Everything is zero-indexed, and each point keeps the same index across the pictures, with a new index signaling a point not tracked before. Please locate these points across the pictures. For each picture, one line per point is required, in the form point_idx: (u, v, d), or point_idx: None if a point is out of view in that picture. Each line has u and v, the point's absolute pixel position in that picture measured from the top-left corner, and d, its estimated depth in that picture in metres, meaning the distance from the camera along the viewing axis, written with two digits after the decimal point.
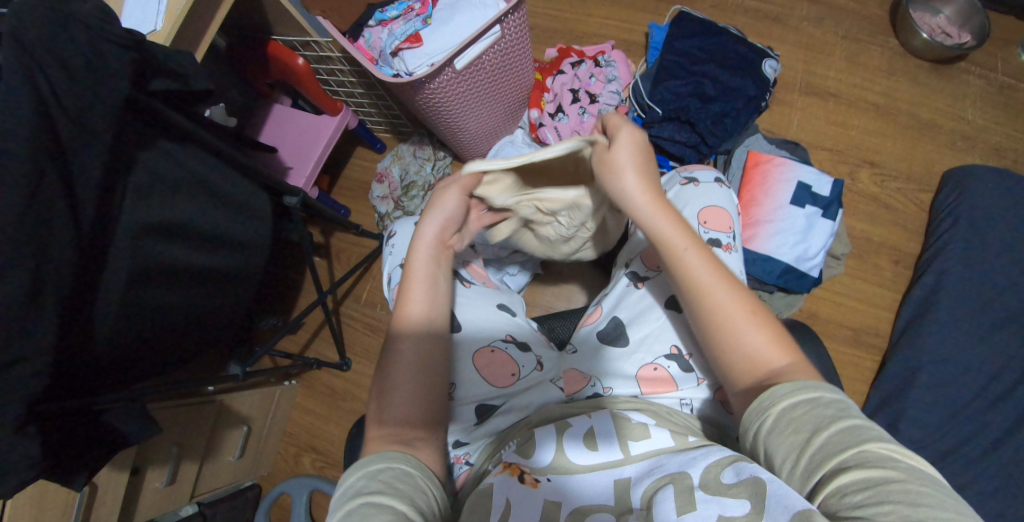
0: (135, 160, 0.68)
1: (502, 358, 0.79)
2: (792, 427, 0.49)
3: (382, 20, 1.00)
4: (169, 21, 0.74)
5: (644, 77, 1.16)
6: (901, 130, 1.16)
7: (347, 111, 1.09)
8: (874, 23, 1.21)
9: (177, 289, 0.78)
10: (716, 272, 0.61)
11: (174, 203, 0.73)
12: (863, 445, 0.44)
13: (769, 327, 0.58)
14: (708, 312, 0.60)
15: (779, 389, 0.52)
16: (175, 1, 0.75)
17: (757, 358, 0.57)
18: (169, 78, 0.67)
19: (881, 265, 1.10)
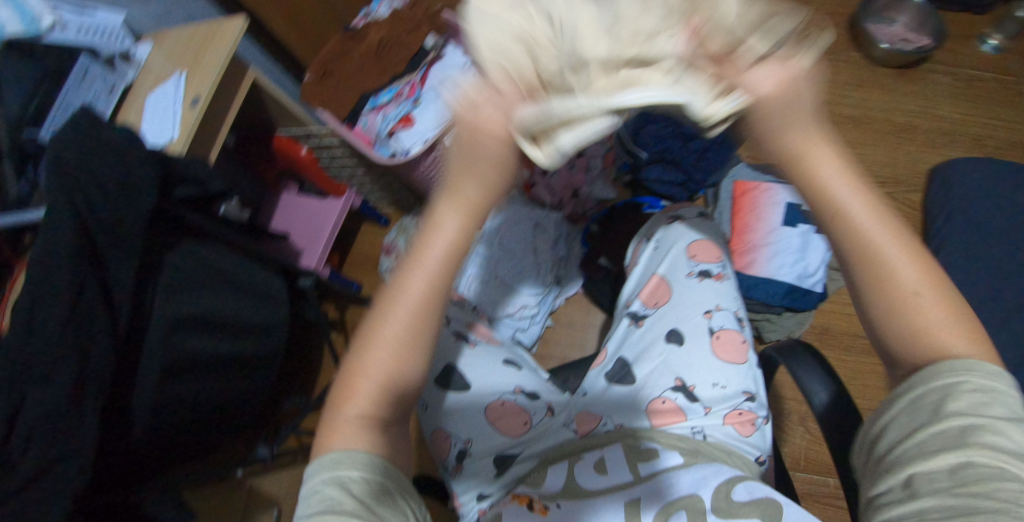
0: (163, 261, 0.74)
1: (512, 408, 0.82)
2: (928, 409, 0.45)
3: (374, 106, 1.08)
4: (184, 132, 0.82)
5: (626, 126, 1.24)
6: (880, 136, 1.19)
7: (351, 192, 1.17)
8: (835, 42, 1.28)
9: (207, 376, 0.83)
10: (876, 208, 0.50)
11: (204, 295, 0.80)
12: (963, 455, 0.42)
13: (920, 261, 0.50)
14: (857, 246, 0.50)
15: (953, 365, 0.45)
16: (190, 114, 0.83)
17: (917, 314, 0.48)
18: (186, 185, 0.75)
19: None
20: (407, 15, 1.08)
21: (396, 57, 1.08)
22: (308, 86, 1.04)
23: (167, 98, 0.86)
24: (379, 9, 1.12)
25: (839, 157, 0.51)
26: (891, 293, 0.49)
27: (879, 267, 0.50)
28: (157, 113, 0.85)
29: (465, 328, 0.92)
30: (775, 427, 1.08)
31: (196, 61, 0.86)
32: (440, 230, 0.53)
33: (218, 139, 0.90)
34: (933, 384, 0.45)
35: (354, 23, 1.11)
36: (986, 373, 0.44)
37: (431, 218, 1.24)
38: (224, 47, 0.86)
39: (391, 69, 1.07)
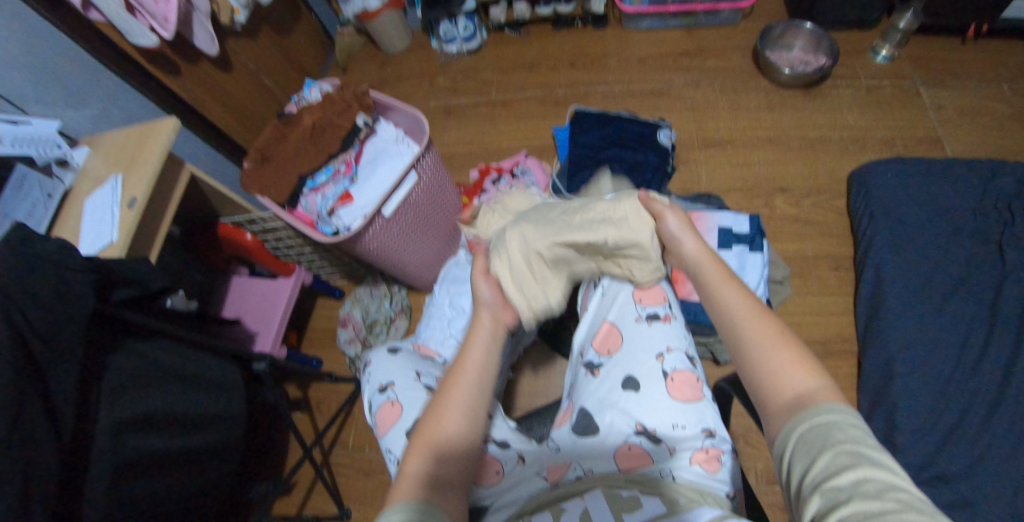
0: (106, 364, 0.73)
1: (484, 459, 0.82)
2: (812, 446, 0.54)
3: (313, 187, 1.12)
4: (124, 231, 0.80)
5: (560, 175, 1.29)
6: (799, 151, 1.26)
7: (301, 270, 1.21)
8: (742, 73, 1.37)
9: (163, 475, 0.81)
10: (758, 314, 0.68)
11: (154, 391, 0.79)
12: (862, 472, 0.50)
13: (745, 295, 0.71)
14: (726, 322, 0.70)
15: (835, 407, 0.56)
16: (127, 214, 0.81)
17: (785, 379, 0.61)
18: (129, 287, 0.74)
19: (823, 275, 1.14)
20: (337, 98, 1.14)
21: (329, 138, 1.12)
22: (246, 175, 1.08)
23: (104, 201, 0.83)
24: (311, 95, 1.18)
25: (745, 298, 0.71)
26: (768, 368, 0.63)
27: (720, 302, 0.72)
28: (95, 212, 0.82)
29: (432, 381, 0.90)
30: (745, 445, 1.07)
31: (133, 159, 0.86)
32: (472, 345, 0.76)
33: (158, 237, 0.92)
34: (819, 426, 0.55)
35: (287, 110, 1.17)
36: (849, 414, 0.55)
37: (384, 286, 1.28)
38: (161, 141, 0.86)
39: (326, 151, 1.11)
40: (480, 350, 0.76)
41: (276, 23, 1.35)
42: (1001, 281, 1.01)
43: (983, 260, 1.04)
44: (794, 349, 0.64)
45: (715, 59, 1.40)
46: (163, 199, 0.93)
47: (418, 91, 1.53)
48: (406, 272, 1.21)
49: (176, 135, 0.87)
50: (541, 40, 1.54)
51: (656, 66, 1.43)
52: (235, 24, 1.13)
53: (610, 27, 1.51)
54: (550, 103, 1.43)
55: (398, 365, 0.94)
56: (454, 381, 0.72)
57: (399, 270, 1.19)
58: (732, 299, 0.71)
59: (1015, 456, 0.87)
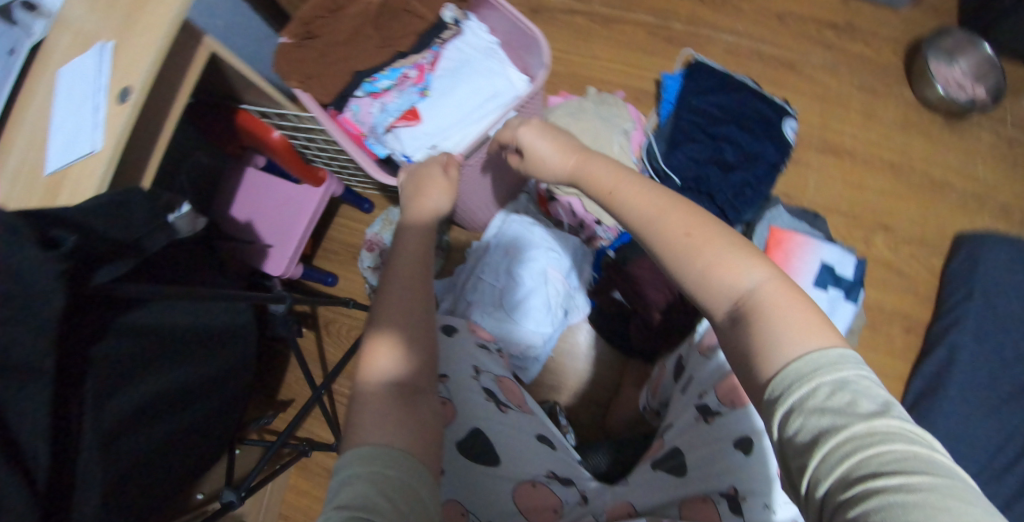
0: (89, 356, 0.55)
1: (541, 493, 0.63)
2: (812, 417, 0.37)
3: (371, 92, 0.83)
4: (111, 137, 0.62)
5: (658, 137, 1.05)
6: (917, 191, 1.11)
7: (331, 180, 0.99)
8: (886, 71, 1.15)
9: (153, 467, 0.65)
10: (690, 215, 0.52)
11: (154, 376, 0.63)
12: (882, 445, 0.34)
13: (706, 225, 0.51)
14: (691, 275, 0.50)
15: (813, 348, 0.41)
16: (116, 115, 0.63)
17: (717, 281, 0.48)
18: (119, 255, 0.54)
19: (892, 334, 1.08)
20: None
21: (400, 29, 0.82)
22: (280, 53, 0.77)
23: (88, 86, 0.66)
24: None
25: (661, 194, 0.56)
26: (699, 272, 0.49)
27: (651, 220, 0.54)
28: (75, 101, 0.67)
29: (469, 364, 0.72)
30: None
31: (129, 30, 0.66)
32: (421, 199, 0.68)
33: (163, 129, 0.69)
34: (790, 377, 0.40)
35: None
36: (840, 356, 0.40)
37: None
38: (163, 21, 0.63)
39: (395, 45, 0.82)
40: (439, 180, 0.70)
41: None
42: None
43: None
44: (747, 253, 0.49)
45: (863, 44, 1.16)
46: (172, 78, 0.68)
47: None
48: (462, 215, 0.97)
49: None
50: None
51: (797, 29, 1.16)
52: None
53: None
54: (662, 38, 1.15)
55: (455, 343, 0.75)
56: (399, 278, 0.58)
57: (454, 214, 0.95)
58: (655, 210, 0.54)
59: None
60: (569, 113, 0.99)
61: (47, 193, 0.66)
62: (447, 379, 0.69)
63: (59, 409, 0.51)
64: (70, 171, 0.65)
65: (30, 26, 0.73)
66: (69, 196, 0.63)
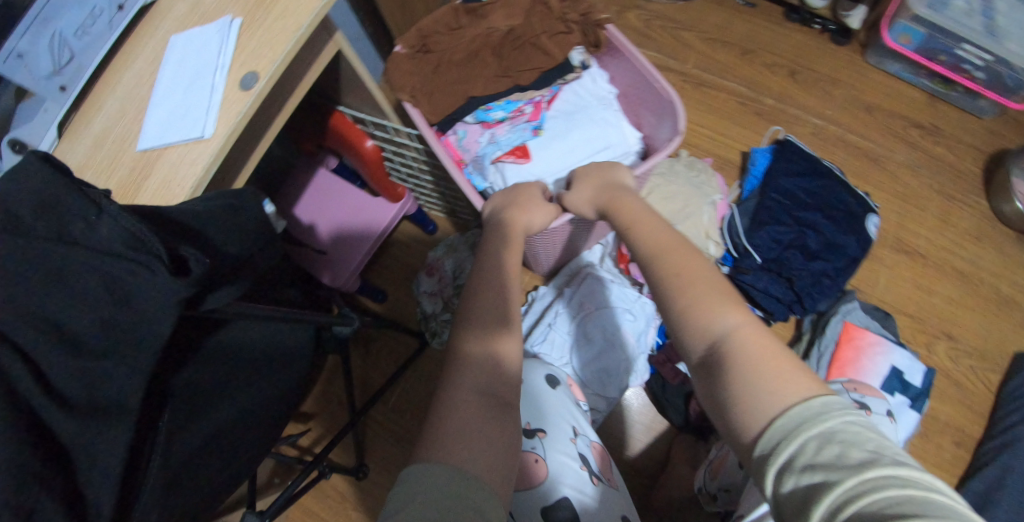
0: (173, 382, 0.46)
1: None
2: (807, 475, 0.37)
3: (483, 120, 0.82)
4: (226, 127, 0.53)
5: (741, 211, 1.03)
6: (983, 304, 1.10)
7: (408, 197, 0.94)
8: (965, 180, 1.15)
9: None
10: (684, 254, 0.55)
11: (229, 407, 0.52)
12: (874, 496, 0.34)
13: (699, 264, 0.54)
14: (682, 311, 0.51)
15: (796, 401, 0.41)
16: (236, 103, 0.54)
17: (701, 320, 0.49)
18: (234, 275, 0.46)
19: (943, 445, 1.06)
20: (557, 10, 0.80)
21: (522, 62, 0.81)
22: (393, 60, 0.76)
23: (203, 61, 0.56)
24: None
25: (666, 230, 0.58)
26: (683, 309, 0.51)
27: (651, 253, 0.56)
28: (183, 73, 0.57)
29: (568, 421, 0.68)
30: None
31: (262, 8, 0.58)
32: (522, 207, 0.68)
33: (273, 124, 0.63)
34: (778, 433, 0.40)
35: None
36: (826, 408, 0.40)
37: None
38: (307, 10, 0.56)
39: (514, 77, 0.81)
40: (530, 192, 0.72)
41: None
42: None
43: None
44: (730, 299, 0.50)
45: (946, 150, 1.16)
46: (297, 72, 0.63)
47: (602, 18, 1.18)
48: (538, 258, 0.93)
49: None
50: (764, 22, 1.20)
51: (884, 125, 1.16)
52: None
53: (849, 50, 1.20)
54: (753, 110, 1.14)
55: (554, 397, 0.71)
56: (481, 288, 0.57)
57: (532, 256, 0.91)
58: (656, 242, 0.57)
59: None
60: (660, 174, 0.98)
61: (126, 175, 0.53)
62: (544, 434, 0.65)
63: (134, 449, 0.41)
64: (163, 158, 0.53)
65: None
66: (153, 191, 0.52)
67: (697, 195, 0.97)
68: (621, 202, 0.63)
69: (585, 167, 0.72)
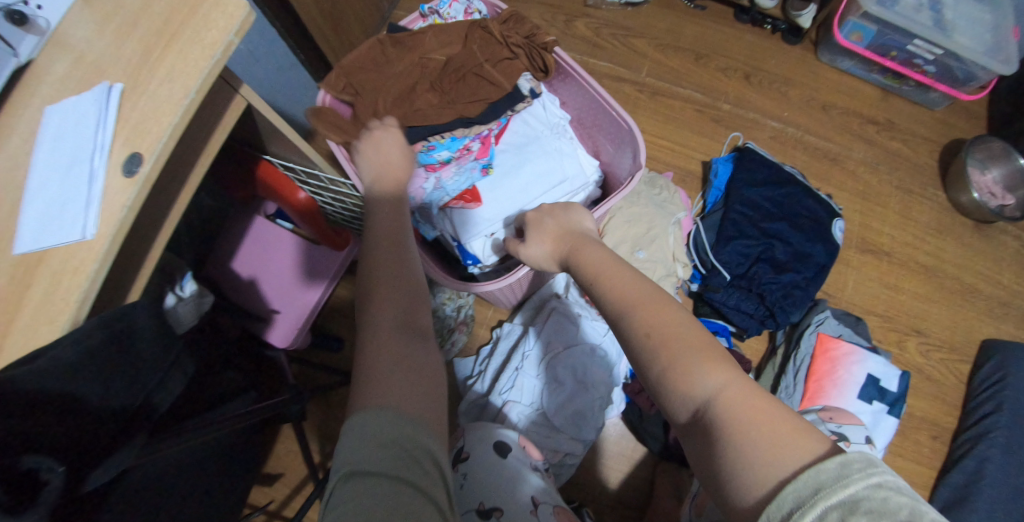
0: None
1: None
2: None
3: (426, 164, 0.74)
4: (115, 222, 0.45)
5: (706, 226, 1.00)
6: (948, 296, 1.10)
7: (353, 242, 0.87)
8: (923, 172, 1.15)
9: None
10: (657, 302, 0.47)
11: None
12: None
13: (667, 309, 0.47)
14: (657, 375, 0.43)
15: (803, 468, 0.35)
16: (120, 187, 0.46)
17: (683, 384, 0.42)
18: (127, 423, 0.41)
19: (920, 441, 1.06)
20: (498, 33, 0.73)
21: (471, 91, 0.73)
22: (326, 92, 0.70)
23: (79, 141, 0.47)
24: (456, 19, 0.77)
25: (636, 277, 0.51)
26: (661, 373, 0.43)
27: (615, 302, 0.49)
28: (59, 152, 0.48)
29: (527, 488, 0.63)
30: None
31: (146, 71, 0.49)
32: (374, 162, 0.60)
33: (181, 198, 0.55)
34: (789, 503, 0.34)
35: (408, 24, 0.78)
36: (847, 468, 0.33)
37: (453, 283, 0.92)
38: (196, 70, 0.47)
39: (458, 109, 0.72)
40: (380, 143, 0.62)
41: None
42: None
43: None
44: (708, 353, 0.43)
45: (902, 143, 1.15)
46: (201, 134, 0.55)
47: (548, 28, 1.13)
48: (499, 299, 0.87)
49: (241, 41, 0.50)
50: (714, 24, 1.17)
51: (840, 123, 1.15)
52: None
53: (800, 48, 1.18)
54: (710, 117, 1.10)
55: (506, 466, 0.65)
56: (383, 258, 0.50)
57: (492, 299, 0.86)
58: (619, 289, 0.50)
59: None
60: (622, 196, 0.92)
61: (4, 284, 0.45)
62: (501, 513, 0.60)
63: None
64: (46, 264, 0.45)
65: (13, 43, 0.50)
66: (37, 304, 0.44)
67: (660, 215, 0.92)
68: (585, 251, 0.56)
69: (539, 214, 0.65)
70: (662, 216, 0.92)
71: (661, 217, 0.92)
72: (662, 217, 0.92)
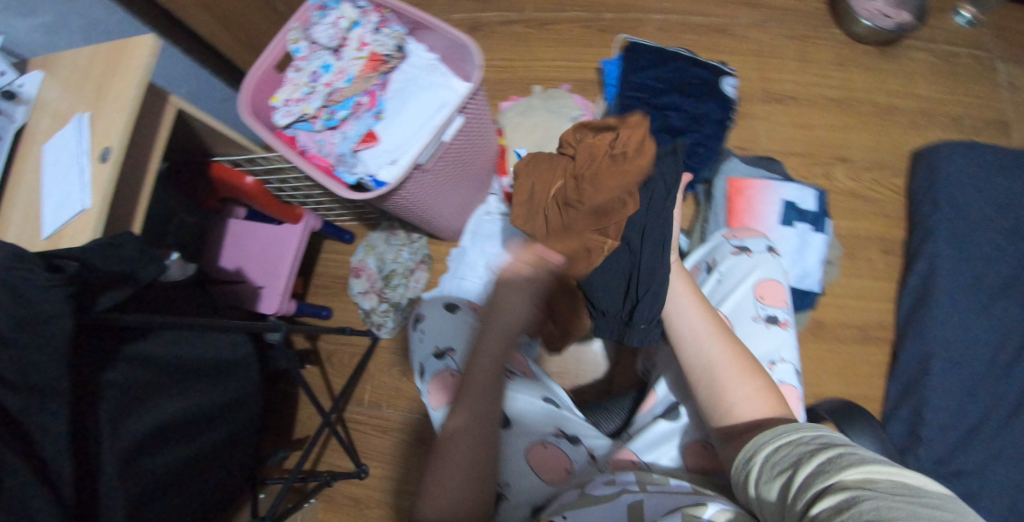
0: (105, 379, 0.62)
1: (556, 452, 0.70)
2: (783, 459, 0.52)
3: (331, 125, 0.91)
4: (99, 194, 0.70)
5: (608, 119, 1.11)
6: (866, 119, 1.16)
7: (309, 215, 1.05)
8: (812, 16, 1.21)
9: (174, 485, 0.74)
10: (732, 356, 0.66)
11: (164, 402, 0.70)
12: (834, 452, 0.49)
13: (755, 376, 0.65)
14: (715, 396, 0.65)
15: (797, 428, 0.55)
16: (101, 173, 0.71)
17: (740, 411, 0.63)
18: (122, 285, 0.62)
19: (872, 258, 1.12)
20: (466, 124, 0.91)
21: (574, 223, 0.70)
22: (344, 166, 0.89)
23: (71, 152, 0.73)
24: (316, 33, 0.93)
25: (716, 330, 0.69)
26: (733, 395, 0.64)
27: (723, 331, 0.69)
28: (62, 165, 0.74)
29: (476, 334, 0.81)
30: None
31: (100, 98, 0.74)
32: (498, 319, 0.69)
33: (146, 184, 0.77)
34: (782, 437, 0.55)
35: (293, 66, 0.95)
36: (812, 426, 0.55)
37: (403, 232, 1.12)
38: (131, 84, 0.72)
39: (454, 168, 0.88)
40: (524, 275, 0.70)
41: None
42: None
43: None
44: (758, 380, 0.65)
45: None
46: (148, 137, 0.76)
47: None
48: (431, 223, 1.02)
49: (157, 61, 0.74)
50: None
51: None
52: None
53: None
54: (597, 28, 1.22)
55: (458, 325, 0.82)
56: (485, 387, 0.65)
57: (426, 224, 1.01)
58: (712, 344, 0.68)
59: None
60: (518, 114, 1.07)
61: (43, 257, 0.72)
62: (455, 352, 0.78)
63: (76, 432, 0.59)
64: (65, 235, 0.71)
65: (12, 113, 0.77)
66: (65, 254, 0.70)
67: (552, 117, 1.06)
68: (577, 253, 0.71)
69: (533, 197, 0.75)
70: (553, 118, 1.06)
71: (553, 118, 1.06)
72: (553, 119, 1.05)
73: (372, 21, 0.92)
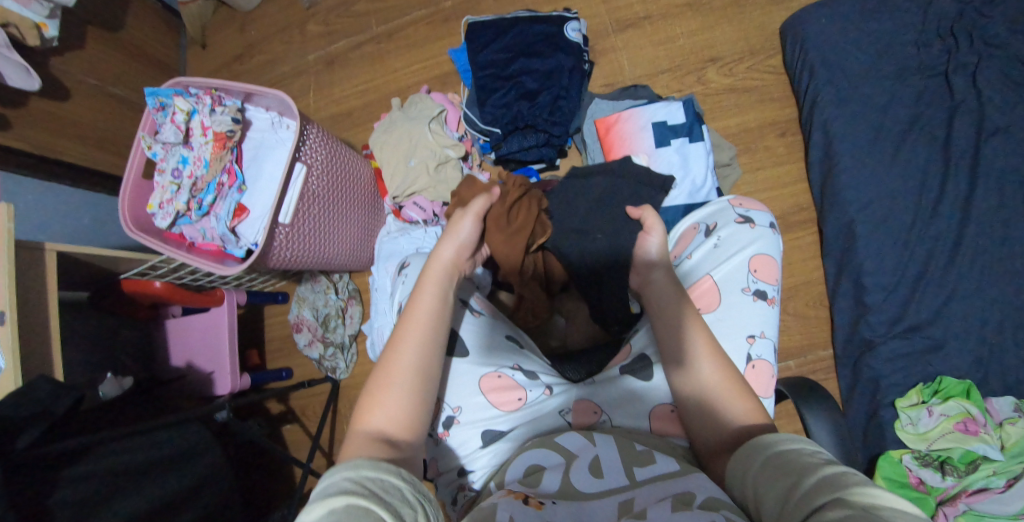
0: (51, 505, 0.70)
1: (509, 383, 0.78)
2: (783, 469, 0.51)
3: (203, 212, 0.97)
4: (9, 354, 0.75)
5: (470, 105, 1.12)
6: (725, 11, 1.13)
7: (230, 293, 1.10)
8: None
9: None
10: (723, 375, 0.66)
11: (123, 500, 0.76)
12: (842, 469, 0.48)
13: (748, 400, 0.64)
14: (710, 418, 0.65)
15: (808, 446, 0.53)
16: (4, 336, 0.75)
17: (739, 429, 0.62)
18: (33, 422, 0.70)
19: (771, 145, 1.10)
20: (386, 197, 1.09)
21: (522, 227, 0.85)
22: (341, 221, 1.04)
23: None
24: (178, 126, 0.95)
25: (709, 350, 0.67)
26: (728, 415, 0.64)
27: (714, 349, 0.67)
28: None
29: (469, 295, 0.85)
30: None
31: None
32: (425, 286, 0.69)
33: (54, 327, 0.83)
34: (791, 447, 0.54)
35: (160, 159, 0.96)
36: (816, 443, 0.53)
37: (324, 277, 1.17)
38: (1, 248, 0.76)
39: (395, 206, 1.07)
40: (459, 235, 0.76)
41: (71, 30, 1.14)
42: (951, 116, 1.00)
43: (930, 97, 1.02)
44: (747, 398, 0.64)
45: None
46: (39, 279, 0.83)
47: (291, 47, 1.34)
48: (338, 263, 1.07)
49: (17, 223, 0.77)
50: None
51: None
52: (47, 40, 1.03)
53: None
54: (442, 20, 1.23)
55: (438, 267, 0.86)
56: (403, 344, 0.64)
57: (332, 265, 1.06)
58: (706, 366, 0.66)
59: (976, 283, 0.96)
60: (383, 131, 1.09)
61: None
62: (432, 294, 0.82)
63: None
64: None
65: None
66: None
67: (419, 121, 1.08)
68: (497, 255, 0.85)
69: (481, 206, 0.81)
70: (424, 122, 1.07)
71: (422, 123, 1.07)
72: (418, 124, 1.07)
73: (205, 103, 0.96)
